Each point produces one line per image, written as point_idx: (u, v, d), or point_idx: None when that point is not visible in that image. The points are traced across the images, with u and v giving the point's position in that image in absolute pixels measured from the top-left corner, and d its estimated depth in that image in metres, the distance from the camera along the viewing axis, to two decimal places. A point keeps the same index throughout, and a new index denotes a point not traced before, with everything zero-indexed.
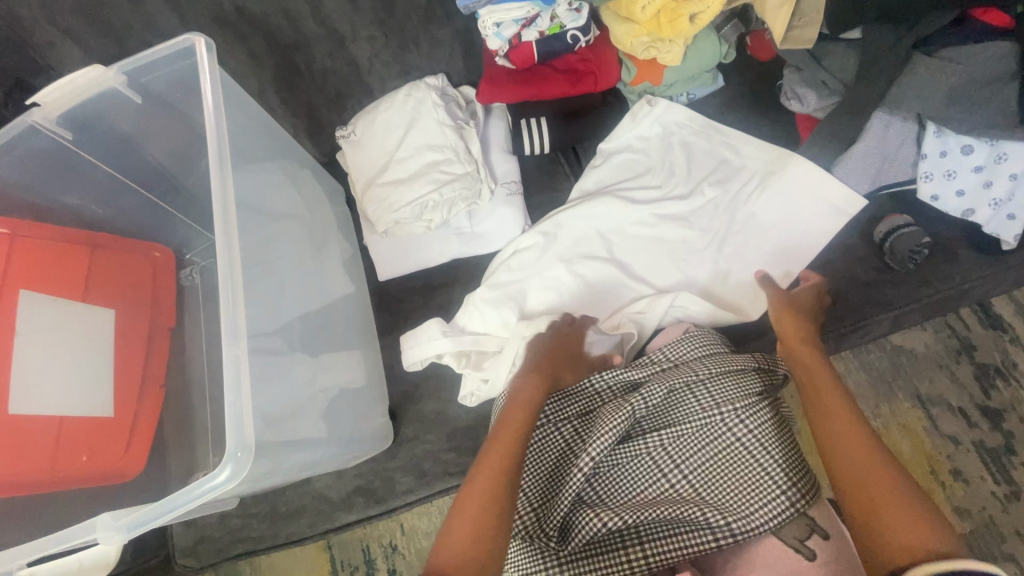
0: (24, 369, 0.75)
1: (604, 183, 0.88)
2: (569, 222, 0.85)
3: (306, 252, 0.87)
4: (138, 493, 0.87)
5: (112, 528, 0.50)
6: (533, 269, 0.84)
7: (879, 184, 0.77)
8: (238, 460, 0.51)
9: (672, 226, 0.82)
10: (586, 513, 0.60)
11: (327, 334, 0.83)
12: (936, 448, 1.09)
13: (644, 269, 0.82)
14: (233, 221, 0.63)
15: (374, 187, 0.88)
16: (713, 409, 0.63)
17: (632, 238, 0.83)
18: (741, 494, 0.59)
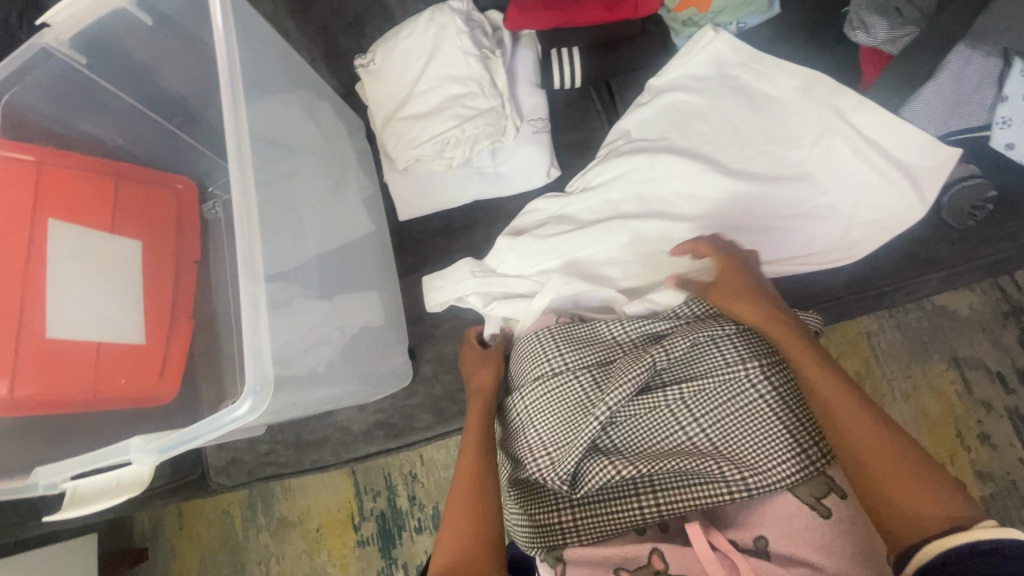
0: (55, 294, 0.77)
1: (643, 127, 0.83)
2: (606, 171, 0.81)
3: (325, 188, 0.85)
4: (172, 416, 0.91)
5: (145, 450, 0.51)
6: (566, 219, 0.82)
7: (946, 130, 0.71)
8: (258, 394, 0.52)
9: (710, 172, 0.78)
10: (598, 460, 0.61)
11: (348, 272, 0.83)
12: (967, 411, 1.06)
13: (681, 232, 0.77)
14: (248, 156, 0.62)
15: (394, 121, 0.84)
16: (737, 365, 0.61)
17: (666, 185, 0.79)
18: (759, 450, 0.58)
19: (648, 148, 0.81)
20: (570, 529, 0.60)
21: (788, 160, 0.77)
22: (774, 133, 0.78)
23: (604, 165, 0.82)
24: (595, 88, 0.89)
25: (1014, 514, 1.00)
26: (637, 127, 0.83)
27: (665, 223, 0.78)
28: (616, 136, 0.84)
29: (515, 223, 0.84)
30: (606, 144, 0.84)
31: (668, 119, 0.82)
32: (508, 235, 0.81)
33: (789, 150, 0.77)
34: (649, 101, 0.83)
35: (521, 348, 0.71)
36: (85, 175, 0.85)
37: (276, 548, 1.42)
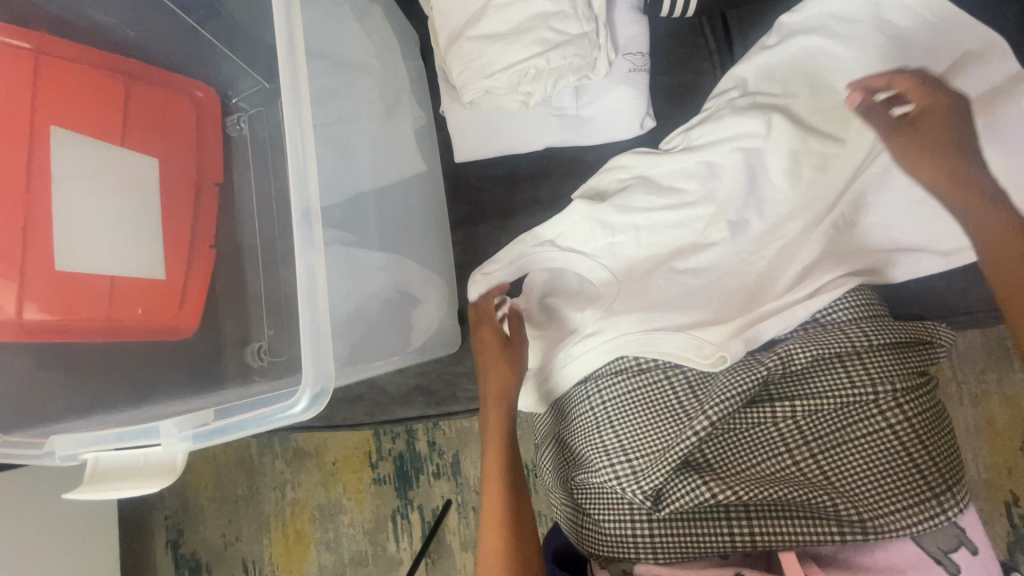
0: (63, 204, 0.66)
1: (763, 78, 0.68)
2: (715, 130, 0.67)
3: (373, 117, 0.73)
4: (195, 360, 0.80)
5: (179, 438, 0.45)
6: (656, 185, 0.69)
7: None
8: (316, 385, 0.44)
9: (843, 144, 0.64)
10: (689, 477, 0.56)
11: (396, 218, 0.73)
12: None
13: (799, 217, 0.65)
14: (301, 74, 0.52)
15: (461, 40, 0.69)
16: (865, 388, 0.54)
17: (789, 151, 0.65)
18: (879, 488, 0.52)
19: (772, 104, 0.66)
20: (647, 543, 0.57)
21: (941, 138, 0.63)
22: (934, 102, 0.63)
23: (713, 121, 0.68)
24: (709, 19, 0.73)
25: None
26: (757, 77, 0.68)
27: (776, 204, 0.66)
28: (729, 86, 0.69)
29: (592, 183, 0.71)
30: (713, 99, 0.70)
31: (800, 69, 0.66)
32: (585, 199, 0.69)
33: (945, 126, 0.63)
34: (775, 44, 0.67)
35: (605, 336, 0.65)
36: (93, 73, 0.72)
37: (292, 475, 1.42)
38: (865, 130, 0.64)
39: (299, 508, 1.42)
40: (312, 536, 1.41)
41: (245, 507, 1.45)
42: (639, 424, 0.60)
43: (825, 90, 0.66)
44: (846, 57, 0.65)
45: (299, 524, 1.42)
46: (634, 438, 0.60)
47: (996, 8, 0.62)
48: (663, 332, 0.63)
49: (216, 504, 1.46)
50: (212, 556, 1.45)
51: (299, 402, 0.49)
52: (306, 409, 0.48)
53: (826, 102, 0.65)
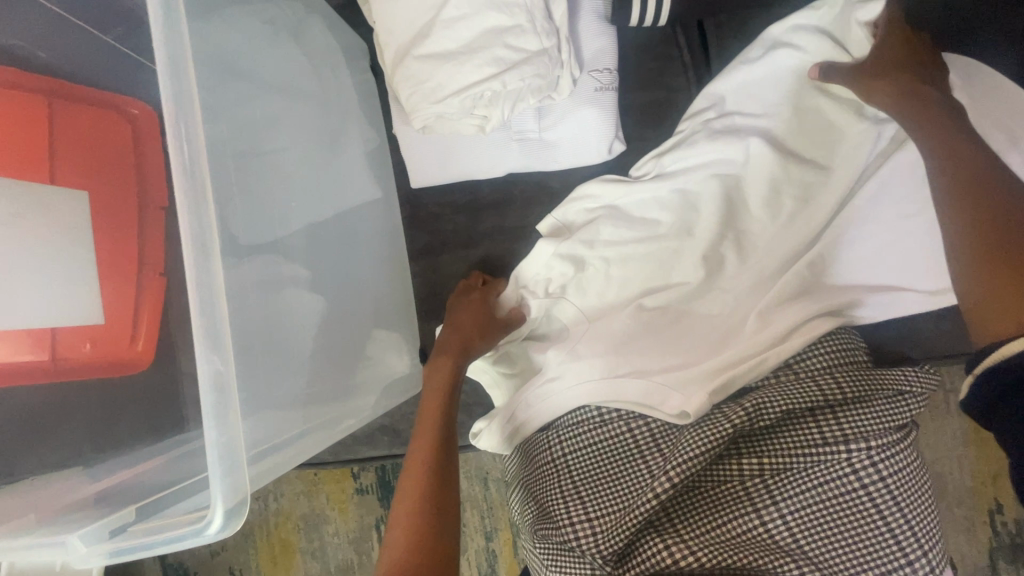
0: None
1: (740, 96, 0.61)
2: (689, 154, 0.61)
3: (317, 146, 0.67)
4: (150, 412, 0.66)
5: (104, 552, 0.46)
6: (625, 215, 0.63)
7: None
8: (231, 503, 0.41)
9: (825, 173, 0.59)
10: (651, 538, 0.52)
11: (348, 256, 0.68)
12: None
13: (781, 254, 0.60)
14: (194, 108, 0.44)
15: (407, 59, 0.61)
16: (838, 447, 0.50)
17: (768, 180, 0.60)
18: (848, 552, 0.50)
19: (751, 126, 0.60)
20: None
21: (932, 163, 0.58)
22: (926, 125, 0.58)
23: (686, 146, 0.62)
24: (682, 26, 0.66)
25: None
26: (734, 95, 0.62)
27: (755, 237, 0.61)
28: (705, 104, 0.62)
29: (557, 214, 0.65)
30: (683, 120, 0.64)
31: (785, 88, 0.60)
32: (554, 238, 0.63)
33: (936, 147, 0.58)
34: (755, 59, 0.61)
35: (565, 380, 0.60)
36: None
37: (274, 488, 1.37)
38: (845, 159, 0.59)
39: (282, 519, 1.27)
40: (298, 547, 1.26)
41: None
42: (600, 477, 0.55)
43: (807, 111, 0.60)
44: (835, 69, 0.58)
45: (284, 535, 1.27)
46: (595, 492, 0.55)
47: None
48: (629, 381, 0.58)
49: None
50: (195, 567, 1.29)
51: (213, 520, 0.41)
52: (218, 531, 0.40)
53: (808, 126, 0.59)
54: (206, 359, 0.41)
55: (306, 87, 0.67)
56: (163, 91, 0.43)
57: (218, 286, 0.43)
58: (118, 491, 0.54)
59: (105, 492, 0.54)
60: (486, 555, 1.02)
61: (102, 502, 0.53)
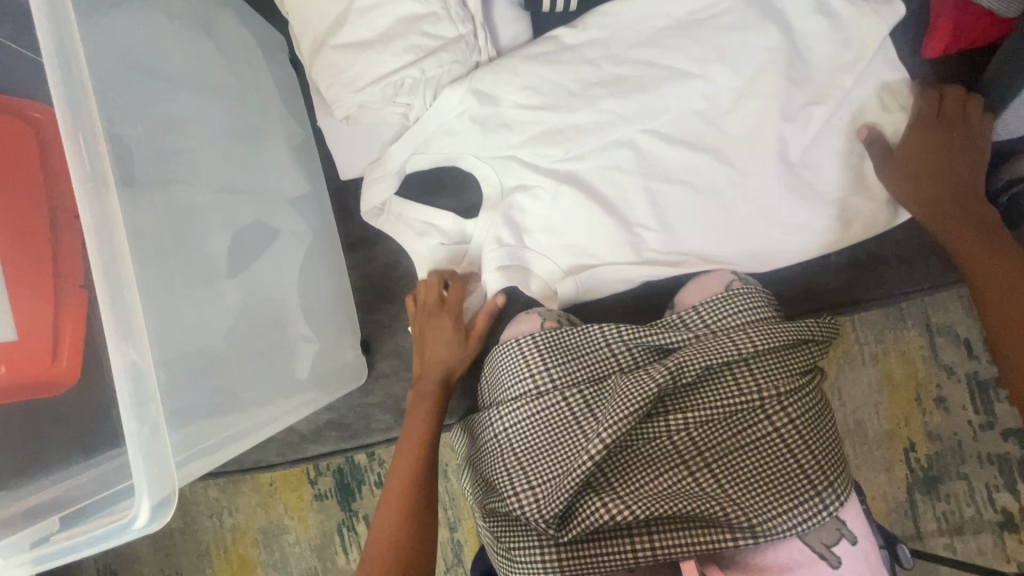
0: None
1: (634, 37, 0.63)
2: (602, 92, 0.63)
3: (239, 142, 0.66)
4: (73, 427, 0.61)
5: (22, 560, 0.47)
6: (541, 128, 0.64)
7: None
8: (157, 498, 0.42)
9: (725, 106, 0.63)
10: (589, 497, 0.54)
11: (278, 253, 0.67)
12: (927, 376, 0.96)
13: (691, 222, 0.65)
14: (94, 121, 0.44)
15: (324, 49, 0.61)
16: (752, 394, 0.54)
17: (671, 121, 0.64)
18: (769, 492, 0.53)
19: (655, 65, 0.62)
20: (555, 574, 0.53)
21: (821, 87, 0.61)
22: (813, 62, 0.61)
23: (591, 68, 0.63)
24: None
25: (953, 469, 0.96)
26: (631, 23, 0.63)
27: (668, 179, 0.65)
28: None
29: (474, 82, 0.63)
30: (577, 33, 0.63)
31: (684, 25, 0.62)
32: (493, 75, 0.63)
33: (824, 70, 0.61)
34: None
35: (501, 357, 0.62)
36: None
37: (227, 502, 1.21)
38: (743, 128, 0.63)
39: (240, 534, 1.22)
40: (259, 561, 1.21)
41: (183, 540, 1.23)
42: (539, 449, 0.57)
43: None
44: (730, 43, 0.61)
45: (242, 549, 1.22)
46: (535, 463, 0.56)
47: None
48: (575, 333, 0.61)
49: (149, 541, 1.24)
50: None
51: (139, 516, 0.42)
52: (145, 525, 0.42)
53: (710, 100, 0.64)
54: (119, 350, 0.42)
55: (223, 83, 0.65)
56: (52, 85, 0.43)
57: (127, 272, 0.43)
58: (52, 502, 0.53)
59: (37, 505, 0.54)
60: (451, 545, 1.03)
61: (29, 519, 0.52)
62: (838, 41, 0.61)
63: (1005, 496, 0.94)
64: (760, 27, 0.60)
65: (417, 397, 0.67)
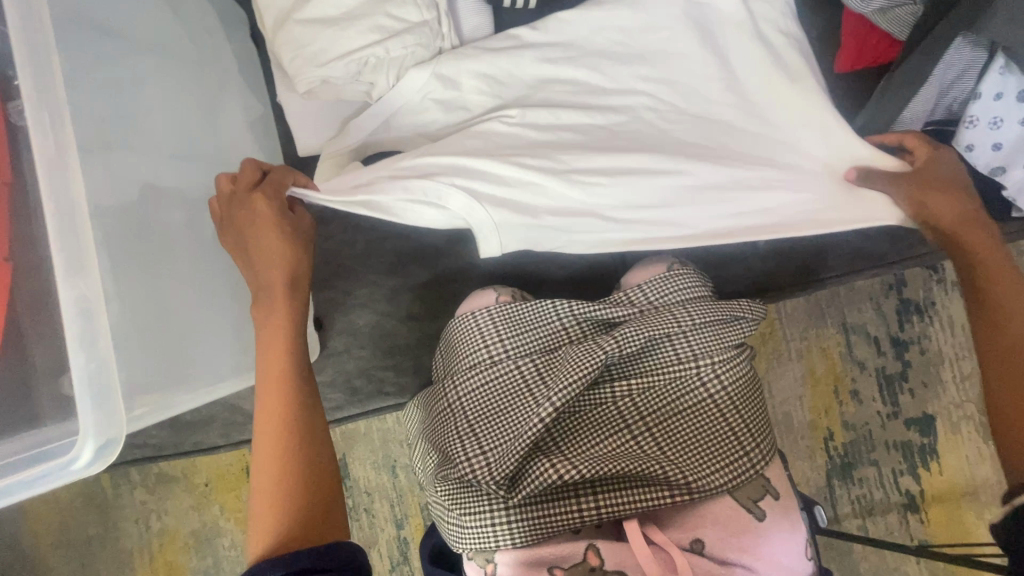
0: None
1: (588, 48, 0.67)
2: (559, 95, 0.67)
3: (195, 111, 0.65)
4: None
5: None
6: (497, 124, 0.66)
7: (930, 118, 0.66)
8: (101, 437, 0.44)
9: (671, 118, 0.67)
10: (538, 460, 0.56)
11: None
12: (843, 370, 1.05)
13: None
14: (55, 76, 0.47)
15: (288, 23, 0.63)
16: (689, 363, 0.59)
17: (622, 123, 0.66)
18: (702, 452, 0.57)
19: (604, 73, 0.67)
20: (503, 535, 0.55)
21: (760, 104, 0.66)
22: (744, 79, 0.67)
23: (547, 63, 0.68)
24: None
25: (865, 455, 1.04)
26: (586, 36, 0.67)
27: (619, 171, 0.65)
28: None
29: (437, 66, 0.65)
30: (536, 37, 0.67)
31: (635, 41, 0.67)
32: (462, 64, 0.65)
33: (761, 87, 0.66)
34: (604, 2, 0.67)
35: (456, 331, 0.64)
36: None
37: (155, 505, 1.13)
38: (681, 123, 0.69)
39: (168, 540, 1.13)
40: (187, 567, 1.13)
41: (102, 547, 1.13)
42: (492, 415, 0.59)
43: None
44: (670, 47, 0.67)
45: (170, 555, 1.13)
46: (488, 429, 0.59)
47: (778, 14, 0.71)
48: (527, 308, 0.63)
49: (62, 550, 1.13)
50: None
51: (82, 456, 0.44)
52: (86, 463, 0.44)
53: None
54: (74, 307, 0.44)
55: (180, 52, 0.65)
56: (19, 57, 0.45)
57: (86, 236, 0.46)
58: None
59: None
60: (398, 542, 1.02)
61: None
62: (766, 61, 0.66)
63: (908, 479, 1.02)
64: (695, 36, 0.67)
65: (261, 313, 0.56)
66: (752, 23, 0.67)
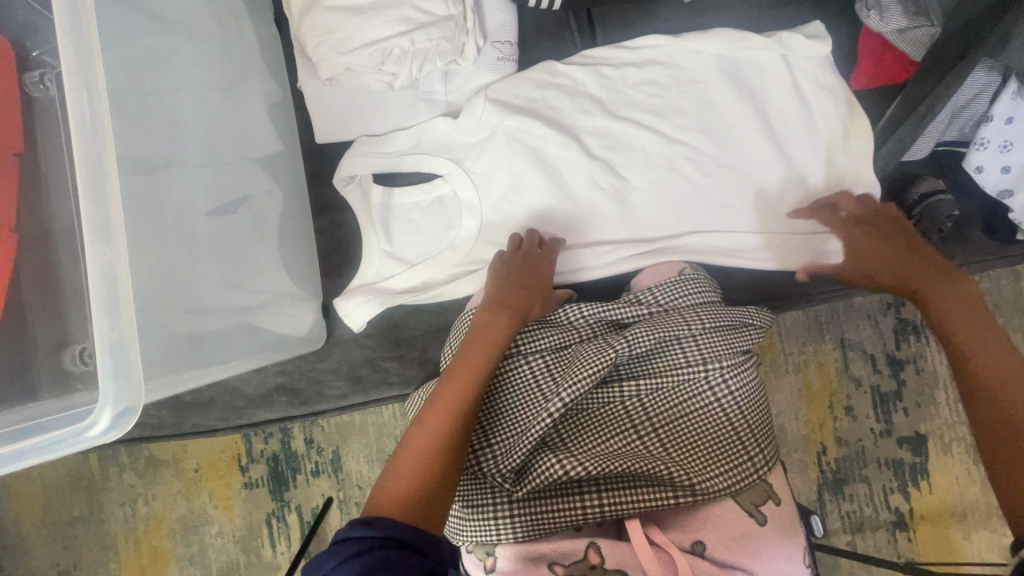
0: None
1: (625, 99, 0.71)
2: (594, 143, 0.70)
3: (217, 92, 0.65)
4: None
5: None
6: (541, 170, 0.70)
7: (941, 138, 0.67)
8: (121, 408, 0.45)
9: (682, 131, 0.70)
10: (544, 456, 0.57)
11: (243, 207, 0.66)
12: (839, 386, 1.05)
13: (647, 216, 0.70)
14: (91, 39, 0.46)
15: (316, 10, 0.63)
16: (697, 366, 0.60)
17: (656, 177, 0.70)
18: (707, 455, 0.58)
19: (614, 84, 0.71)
20: (506, 529, 0.55)
21: (793, 160, 0.70)
22: (774, 122, 0.70)
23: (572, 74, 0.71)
24: (573, 12, 0.75)
25: (857, 472, 1.04)
26: (623, 87, 0.71)
27: (650, 225, 0.70)
28: (585, 78, 0.71)
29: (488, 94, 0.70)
30: (577, 84, 0.71)
31: (670, 94, 0.71)
32: (502, 107, 0.70)
33: (793, 147, 0.70)
34: (638, 61, 0.71)
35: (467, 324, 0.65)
36: None
37: (144, 489, 1.11)
38: (696, 130, 0.70)
39: (154, 525, 1.12)
40: (172, 554, 1.11)
41: (86, 529, 1.12)
42: (500, 409, 0.60)
43: (671, 91, 0.71)
44: (686, 61, 0.71)
45: (155, 541, 1.12)
46: (495, 422, 0.59)
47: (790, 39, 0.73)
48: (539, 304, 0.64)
49: (45, 530, 1.12)
50: None
51: (100, 423, 0.45)
52: (106, 430, 0.45)
53: (670, 104, 0.71)
54: (97, 268, 0.45)
55: (206, 32, 0.65)
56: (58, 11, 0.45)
57: (113, 199, 0.45)
58: None
59: None
60: None
61: None
62: (796, 100, 0.70)
63: (898, 497, 1.03)
64: (713, 49, 0.70)
65: (485, 319, 0.61)
66: (791, 77, 0.70)
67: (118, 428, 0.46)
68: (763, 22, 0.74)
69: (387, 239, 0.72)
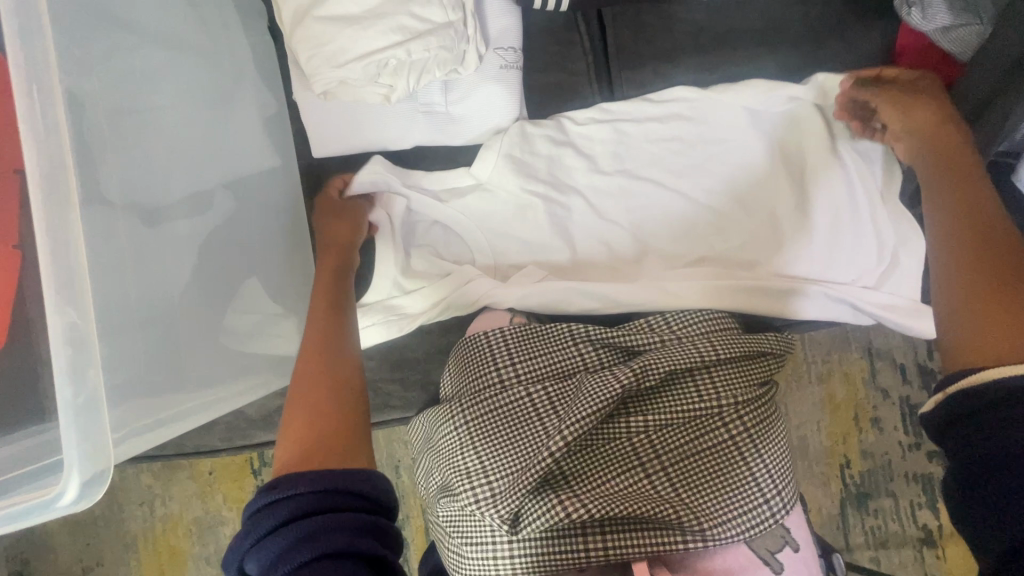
0: None
1: (645, 156, 0.67)
2: (610, 199, 0.68)
3: (208, 108, 0.63)
4: None
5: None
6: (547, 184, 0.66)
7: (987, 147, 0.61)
8: (85, 476, 0.43)
9: (704, 191, 0.67)
10: (545, 495, 0.53)
11: (236, 229, 0.64)
12: (865, 397, 1.00)
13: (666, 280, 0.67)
14: (50, 74, 0.43)
15: (307, 20, 0.60)
16: (711, 401, 0.56)
17: (675, 240, 0.67)
18: (719, 497, 0.55)
19: (631, 134, 0.68)
20: (507, 567, 0.54)
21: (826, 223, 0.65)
22: (805, 181, 0.66)
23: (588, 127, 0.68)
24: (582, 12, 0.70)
25: (882, 486, 0.99)
26: (644, 144, 0.67)
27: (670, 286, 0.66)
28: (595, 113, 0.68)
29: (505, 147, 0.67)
30: (593, 142, 0.68)
31: (694, 151, 0.67)
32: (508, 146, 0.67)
33: (826, 209, 0.65)
34: (663, 115, 0.67)
35: (467, 351, 0.63)
36: None
37: (161, 490, 1.13)
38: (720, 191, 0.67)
39: (171, 526, 1.13)
40: (189, 553, 1.13)
41: (107, 528, 1.14)
42: (500, 443, 0.57)
43: (691, 131, 0.67)
44: (710, 108, 0.66)
45: (173, 541, 1.13)
46: (494, 457, 0.56)
47: (820, 38, 0.67)
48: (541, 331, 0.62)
49: (67, 529, 1.14)
50: None
51: (67, 490, 0.43)
52: (72, 500, 0.43)
53: (692, 154, 0.67)
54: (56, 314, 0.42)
55: (195, 45, 0.62)
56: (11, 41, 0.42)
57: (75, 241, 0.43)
58: None
59: None
60: None
61: None
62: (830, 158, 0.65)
63: (926, 513, 0.98)
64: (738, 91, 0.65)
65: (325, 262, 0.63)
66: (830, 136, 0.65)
67: (83, 497, 0.44)
68: (791, 18, 0.68)
69: (397, 259, 0.68)
